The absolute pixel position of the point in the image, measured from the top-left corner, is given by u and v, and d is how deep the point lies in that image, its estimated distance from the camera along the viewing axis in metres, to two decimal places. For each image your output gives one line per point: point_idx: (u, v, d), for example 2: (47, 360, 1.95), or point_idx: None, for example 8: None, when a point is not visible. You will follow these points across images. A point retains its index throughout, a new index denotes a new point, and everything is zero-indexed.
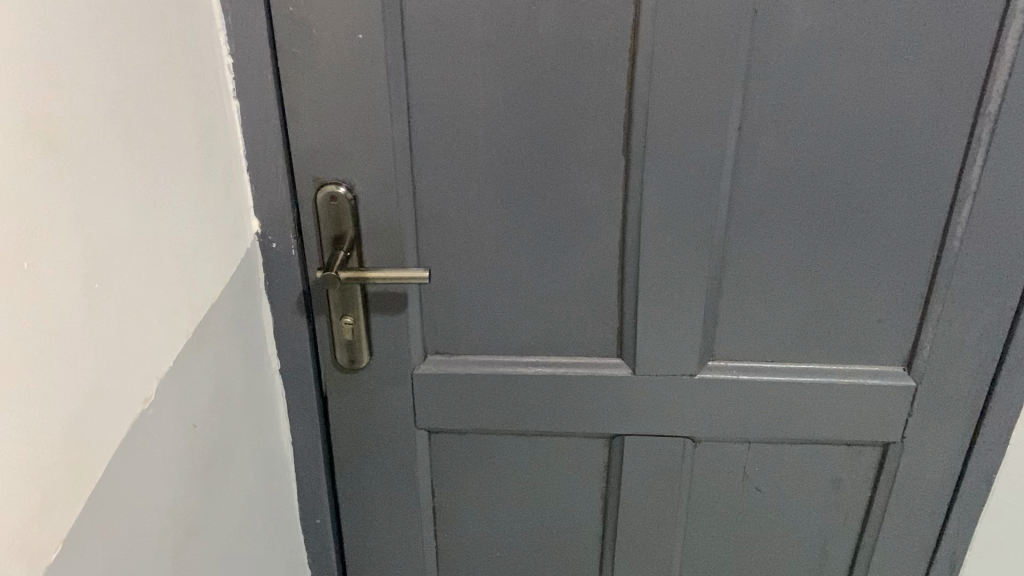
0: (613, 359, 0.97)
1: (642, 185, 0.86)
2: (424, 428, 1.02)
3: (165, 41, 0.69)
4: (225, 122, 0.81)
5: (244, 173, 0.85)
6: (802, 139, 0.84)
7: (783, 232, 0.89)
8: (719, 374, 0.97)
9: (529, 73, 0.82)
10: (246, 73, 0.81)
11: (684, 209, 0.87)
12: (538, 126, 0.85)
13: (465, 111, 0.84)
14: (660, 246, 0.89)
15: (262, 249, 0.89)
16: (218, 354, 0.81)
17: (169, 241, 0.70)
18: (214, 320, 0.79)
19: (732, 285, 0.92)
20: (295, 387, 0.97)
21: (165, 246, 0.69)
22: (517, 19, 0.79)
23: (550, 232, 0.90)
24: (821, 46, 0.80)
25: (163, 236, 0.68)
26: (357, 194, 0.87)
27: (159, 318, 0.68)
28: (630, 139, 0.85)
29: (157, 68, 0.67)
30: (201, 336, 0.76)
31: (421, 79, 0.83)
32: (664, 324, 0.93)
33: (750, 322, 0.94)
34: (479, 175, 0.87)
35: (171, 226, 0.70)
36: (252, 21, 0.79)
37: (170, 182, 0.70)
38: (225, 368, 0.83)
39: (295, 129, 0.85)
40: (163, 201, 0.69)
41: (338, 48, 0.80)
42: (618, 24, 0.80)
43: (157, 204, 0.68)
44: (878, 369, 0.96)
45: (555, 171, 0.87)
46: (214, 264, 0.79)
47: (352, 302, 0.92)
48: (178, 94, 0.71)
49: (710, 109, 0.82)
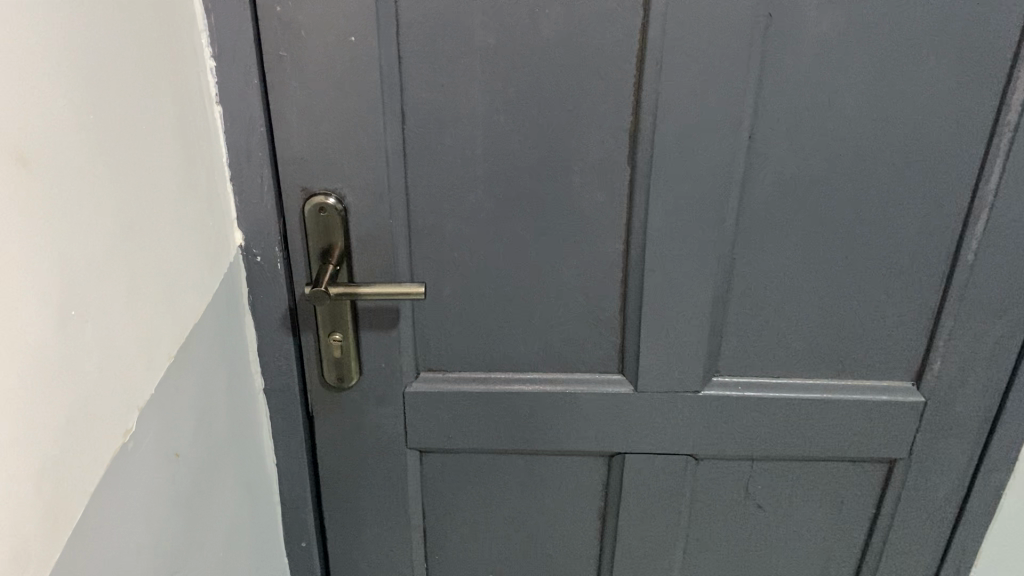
0: (614, 376, 0.93)
1: (648, 196, 0.83)
2: (415, 449, 0.97)
3: (144, 49, 0.64)
4: (207, 130, 0.76)
5: (228, 183, 0.80)
6: (814, 148, 0.81)
7: (791, 244, 0.86)
8: (724, 391, 0.93)
9: (532, 79, 0.78)
10: (230, 78, 0.76)
11: (690, 221, 0.84)
12: (539, 134, 0.80)
13: (463, 119, 0.80)
14: (665, 257, 0.85)
15: (246, 263, 0.84)
16: (201, 377, 0.76)
17: (150, 263, 0.65)
18: (196, 341, 0.75)
19: (739, 298, 0.89)
20: (281, 407, 0.92)
21: (145, 264, 0.64)
22: (518, 23, 0.75)
23: (549, 243, 0.86)
24: (837, 53, 0.76)
25: (143, 258, 0.64)
26: (348, 206, 0.82)
27: (139, 341, 0.63)
28: (636, 148, 0.81)
29: (136, 78, 0.63)
30: (183, 358, 0.72)
31: (416, 85, 0.78)
32: (668, 339, 0.90)
33: (756, 338, 0.91)
34: (476, 185, 0.83)
35: (152, 243, 0.65)
36: (237, 22, 0.74)
37: (150, 198, 0.65)
38: (210, 390, 0.78)
39: (281, 136, 0.79)
40: (143, 217, 0.64)
41: (330, 51, 0.75)
42: (626, 28, 0.75)
43: (137, 221, 0.63)
44: (887, 386, 0.93)
45: (557, 181, 0.83)
46: (197, 281, 0.74)
47: (341, 319, 0.87)
48: (159, 104, 0.67)
49: (720, 118, 0.78)
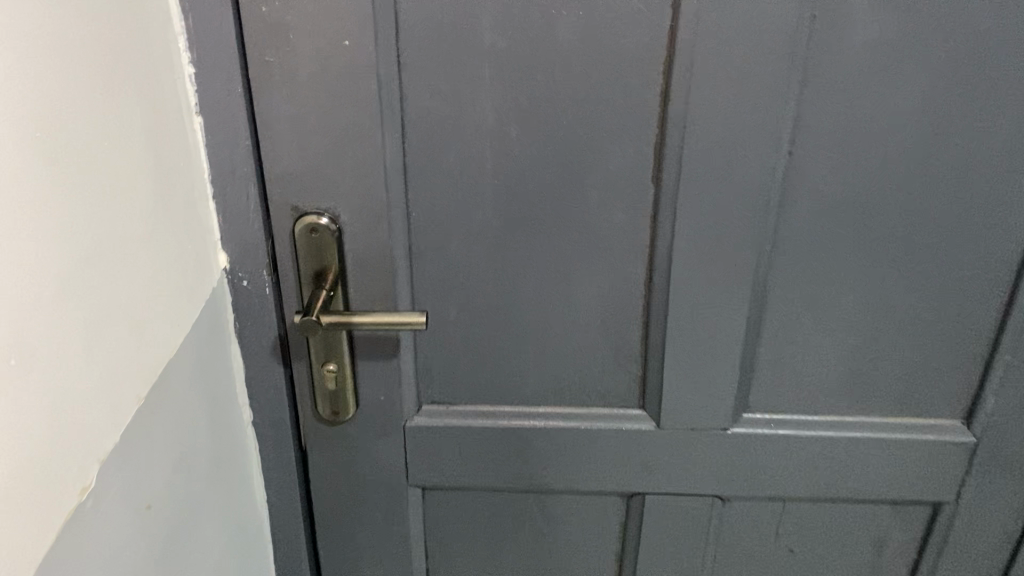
0: (634, 411, 0.86)
1: (674, 217, 0.75)
2: (417, 486, 0.89)
3: (108, 55, 0.56)
4: (186, 144, 0.68)
5: (210, 200, 0.73)
6: (859, 165, 0.73)
7: (832, 270, 0.78)
8: (755, 429, 0.85)
9: (547, 89, 0.70)
10: (212, 87, 0.68)
11: (720, 244, 0.76)
12: (554, 148, 0.72)
13: (470, 133, 0.72)
14: (692, 283, 0.78)
15: (232, 288, 0.77)
16: (178, 415, 0.69)
17: (113, 297, 0.58)
18: (173, 378, 0.67)
19: (773, 328, 0.81)
20: (272, 441, 0.85)
21: (107, 298, 0.57)
22: (532, 26, 0.67)
23: (564, 266, 0.78)
24: (888, 60, 0.68)
25: (105, 291, 0.56)
26: (342, 226, 0.75)
27: (99, 386, 0.56)
28: (661, 165, 0.73)
29: (97, 89, 0.55)
30: (156, 397, 0.64)
31: (418, 95, 0.70)
32: (694, 371, 0.82)
33: (791, 371, 0.83)
34: (484, 204, 0.75)
35: (117, 274, 0.58)
36: (217, 24, 0.66)
37: (114, 224, 0.58)
38: (190, 431, 0.71)
39: (268, 150, 0.71)
40: (105, 245, 0.56)
41: (322, 57, 0.67)
42: (653, 32, 0.67)
43: (98, 250, 0.56)
44: (934, 424, 0.85)
45: (574, 200, 0.75)
46: (173, 313, 0.66)
47: (336, 349, 0.79)
48: (126, 115, 0.59)
49: (756, 132, 0.70)
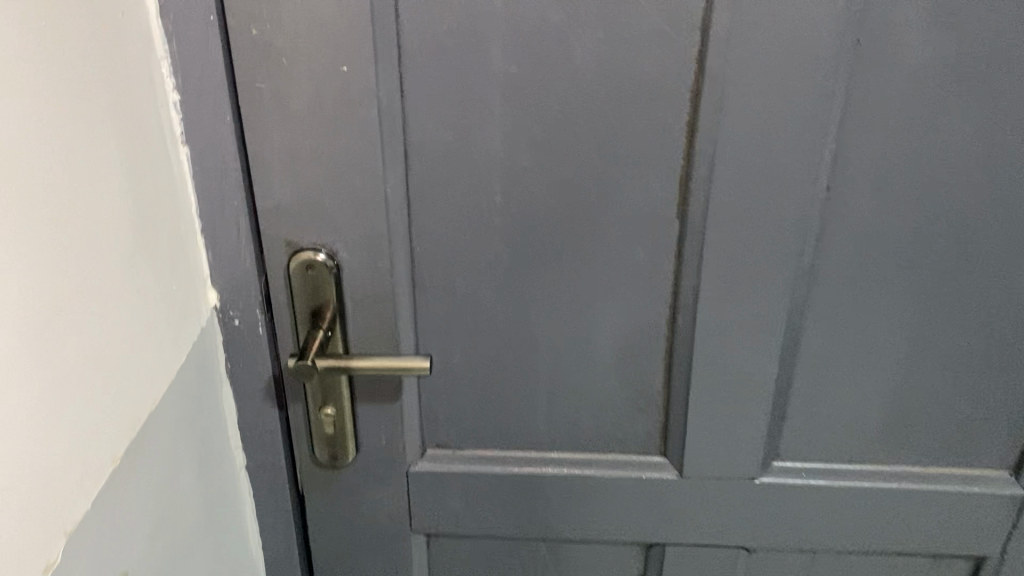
0: (655, 458, 0.80)
1: (700, 254, 0.69)
2: (422, 533, 0.84)
3: (80, 86, 0.51)
4: (170, 176, 0.63)
5: (199, 235, 0.67)
6: (903, 201, 0.67)
7: (872, 312, 0.72)
8: (785, 478, 0.79)
9: (563, 117, 0.64)
10: (199, 115, 0.63)
11: (750, 284, 0.70)
12: (570, 181, 0.67)
13: (479, 164, 0.66)
14: (719, 325, 0.72)
15: (223, 326, 0.72)
16: (161, 471, 0.63)
17: (85, 350, 0.52)
18: (155, 430, 0.62)
19: (807, 373, 0.75)
20: (266, 487, 0.80)
21: (76, 354, 0.51)
22: (547, 50, 0.61)
23: (580, 306, 0.72)
24: (937, 88, 0.62)
25: (75, 344, 0.51)
26: (341, 263, 0.69)
27: (66, 451, 0.51)
28: (687, 199, 0.67)
29: (67, 124, 0.50)
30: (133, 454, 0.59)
31: (423, 123, 0.64)
32: (720, 417, 0.76)
33: (826, 417, 0.77)
34: (494, 240, 0.69)
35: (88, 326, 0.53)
36: (204, 47, 0.60)
37: (85, 270, 0.52)
38: (177, 485, 0.65)
39: (261, 182, 0.66)
40: (75, 295, 0.51)
41: (318, 83, 0.62)
42: (679, 56, 0.61)
43: (67, 302, 0.50)
44: (980, 476, 0.79)
45: (591, 235, 0.69)
46: (154, 360, 0.61)
47: (334, 392, 0.74)
48: (101, 151, 0.54)
49: (791, 165, 0.65)
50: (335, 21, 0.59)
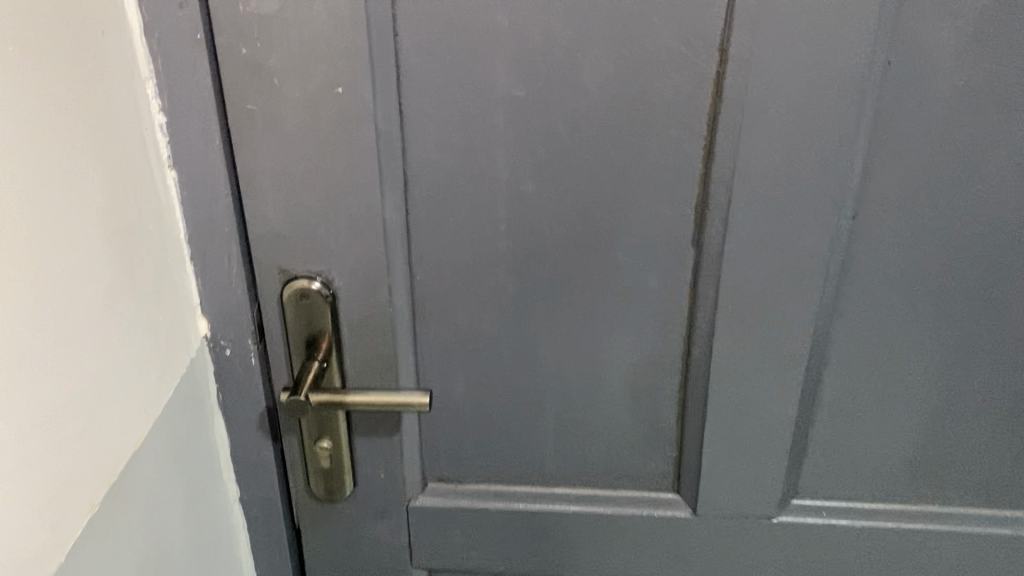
0: (668, 496, 0.76)
1: (716, 285, 0.65)
2: (423, 568, 0.81)
3: (53, 112, 0.47)
4: (155, 201, 0.59)
5: (187, 262, 0.64)
6: (933, 230, 0.63)
7: (900, 349, 0.68)
8: (804, 517, 0.76)
9: (571, 140, 0.60)
10: (186, 137, 0.59)
11: (769, 315, 0.66)
12: (578, 208, 0.63)
13: (483, 190, 0.62)
14: (736, 358, 0.68)
15: (214, 356, 0.68)
16: (147, 513, 0.60)
17: (61, 392, 0.49)
18: (140, 473, 0.58)
19: (829, 409, 0.71)
20: (260, 520, 0.76)
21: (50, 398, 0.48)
22: (555, 70, 0.58)
23: (588, 337, 0.69)
24: (972, 113, 0.58)
25: (49, 391, 0.48)
26: (337, 291, 0.66)
27: (39, 503, 0.47)
28: (703, 226, 0.63)
29: (38, 155, 0.46)
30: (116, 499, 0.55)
31: (423, 147, 0.61)
32: (737, 453, 0.73)
33: (847, 455, 0.74)
34: (498, 269, 0.66)
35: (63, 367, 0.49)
36: (191, 67, 0.57)
37: (61, 307, 0.49)
38: (165, 526, 0.62)
39: (253, 207, 0.62)
40: (49, 336, 0.47)
41: (311, 104, 0.58)
42: (696, 77, 0.58)
43: (39, 343, 0.47)
44: (1008, 517, 0.76)
45: (601, 264, 0.65)
46: (137, 397, 0.58)
47: (330, 425, 0.71)
48: (78, 180, 0.50)
49: (814, 192, 0.61)
50: (330, 40, 0.56)
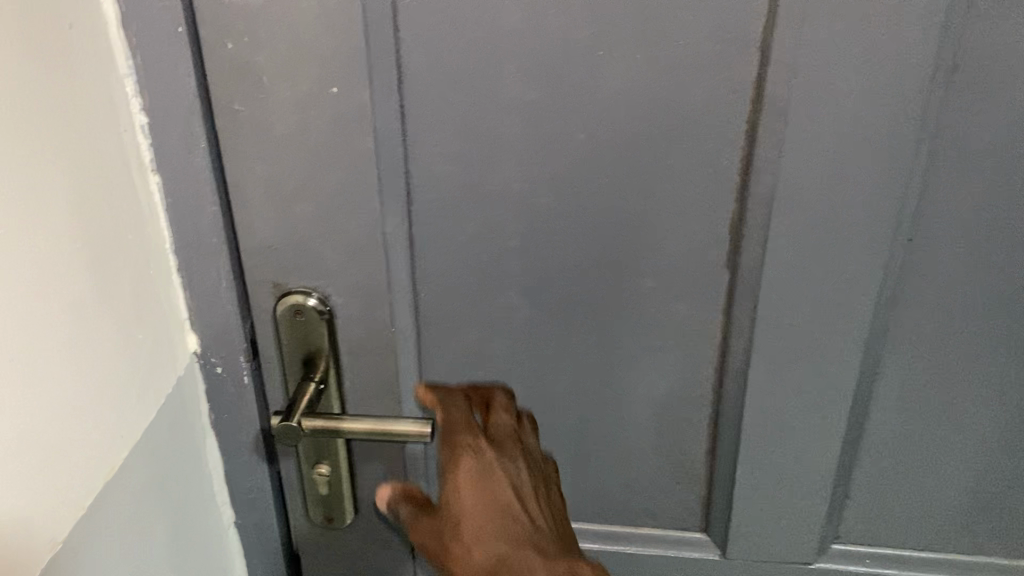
0: (695, 536, 0.71)
1: (753, 312, 0.58)
2: None
3: (5, 96, 0.41)
4: (137, 210, 0.54)
5: (175, 275, 0.58)
6: (999, 257, 0.56)
7: (957, 394, 0.61)
8: (845, 563, 0.71)
9: (592, 151, 0.54)
10: (170, 140, 0.54)
11: (812, 347, 0.59)
12: (599, 224, 0.57)
13: (493, 203, 0.57)
14: (773, 391, 0.61)
15: (204, 377, 0.63)
16: (133, 550, 0.54)
17: (28, 426, 0.43)
18: (123, 508, 0.53)
19: (875, 454, 0.65)
20: (257, 548, 0.71)
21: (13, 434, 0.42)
22: (574, 72, 0.51)
23: (610, 364, 0.63)
24: None
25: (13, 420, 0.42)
26: (334, 308, 0.60)
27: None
28: (738, 248, 0.57)
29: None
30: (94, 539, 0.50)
31: (427, 155, 0.55)
32: (772, 495, 0.66)
33: (894, 503, 0.67)
34: (510, 289, 0.60)
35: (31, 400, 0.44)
36: (172, 64, 0.51)
37: (29, 335, 0.43)
38: (152, 563, 0.57)
39: (243, 217, 0.57)
40: (11, 365, 0.42)
41: (304, 107, 0.53)
42: (733, 81, 0.51)
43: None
44: None
45: (624, 286, 0.59)
46: (114, 422, 0.51)
47: (328, 449, 0.66)
48: (41, 180, 0.44)
49: (866, 213, 0.54)
50: (323, 36, 0.50)
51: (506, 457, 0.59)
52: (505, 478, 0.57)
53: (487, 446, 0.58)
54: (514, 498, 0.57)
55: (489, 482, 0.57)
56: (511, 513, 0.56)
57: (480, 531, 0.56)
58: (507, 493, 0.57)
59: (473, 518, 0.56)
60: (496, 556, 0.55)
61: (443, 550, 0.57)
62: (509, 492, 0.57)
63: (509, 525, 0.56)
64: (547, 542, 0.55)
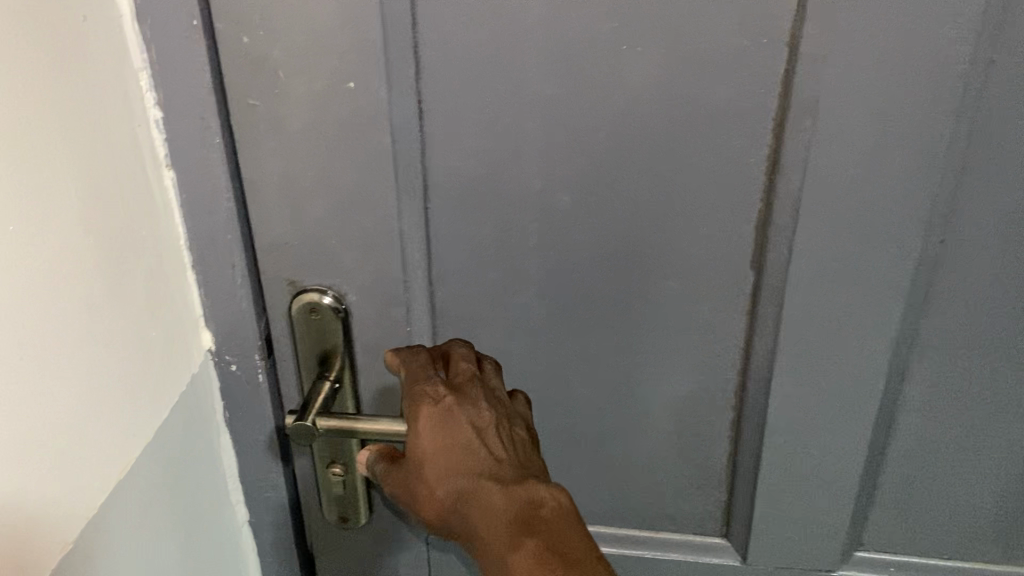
0: (715, 540, 0.70)
1: (778, 314, 0.57)
2: None
3: (16, 89, 0.40)
4: (151, 206, 0.53)
5: (189, 272, 0.57)
6: None
7: (986, 401, 0.60)
8: (869, 572, 0.69)
9: (614, 148, 0.53)
10: (184, 135, 0.53)
11: (838, 350, 0.58)
12: (621, 223, 0.55)
13: (512, 201, 0.55)
14: (798, 395, 0.60)
15: (218, 375, 0.62)
16: (146, 551, 0.53)
17: (40, 427, 0.42)
18: (136, 509, 0.52)
19: (901, 460, 0.63)
20: (272, 548, 0.71)
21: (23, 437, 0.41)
22: (597, 68, 0.50)
23: (630, 365, 0.61)
24: None
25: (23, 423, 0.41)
26: (349, 306, 0.60)
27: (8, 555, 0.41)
28: (763, 249, 0.55)
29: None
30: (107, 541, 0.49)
31: (445, 152, 0.54)
32: (796, 501, 0.65)
33: (920, 511, 0.66)
34: (529, 288, 0.59)
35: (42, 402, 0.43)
36: (186, 58, 0.50)
37: (39, 335, 0.42)
38: (165, 563, 0.56)
39: (259, 213, 0.56)
40: (21, 366, 0.41)
41: (320, 101, 0.52)
42: (760, 78, 0.50)
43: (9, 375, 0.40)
44: None
45: (646, 287, 0.58)
46: (127, 422, 0.51)
47: (344, 449, 0.65)
48: (52, 176, 0.43)
49: (896, 213, 0.52)
50: (340, 30, 0.49)
51: (465, 396, 0.54)
52: (464, 417, 0.53)
53: (444, 387, 0.54)
54: (475, 434, 0.53)
55: (449, 422, 0.53)
56: (472, 450, 0.52)
57: (444, 472, 0.52)
58: (469, 432, 0.53)
59: (435, 460, 0.53)
60: (459, 493, 0.52)
61: (413, 496, 0.54)
62: (470, 430, 0.53)
63: (470, 461, 0.52)
64: (510, 474, 0.52)
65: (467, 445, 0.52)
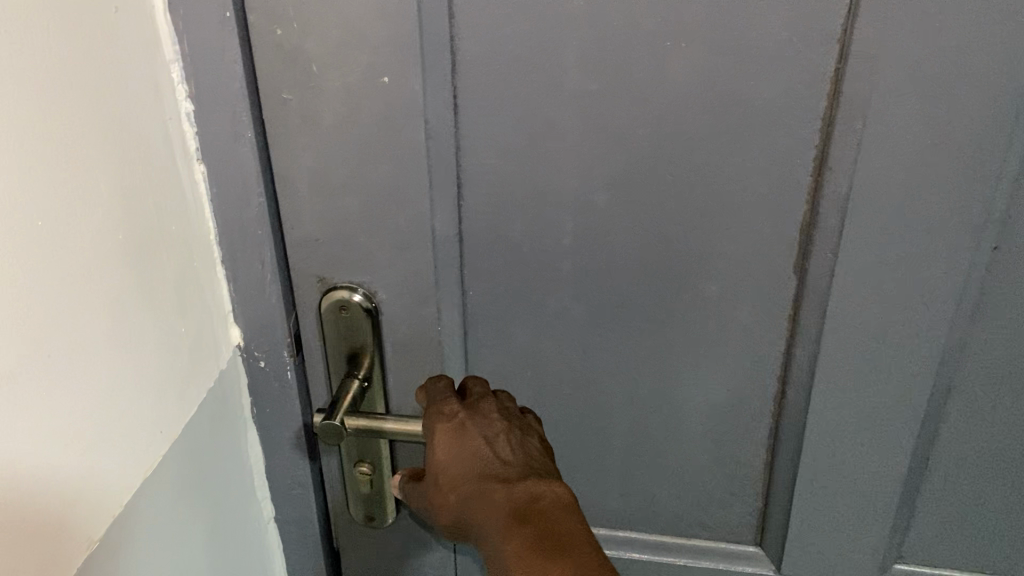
0: (748, 548, 0.68)
1: (820, 319, 0.55)
2: None
3: (46, 80, 0.39)
4: (182, 200, 0.52)
5: (219, 266, 0.57)
6: None
7: None
8: None
9: (655, 146, 0.51)
10: (215, 129, 0.52)
11: (882, 358, 0.56)
12: (659, 223, 0.54)
13: (547, 198, 0.54)
14: (838, 403, 0.58)
15: (246, 370, 0.61)
16: (172, 548, 0.53)
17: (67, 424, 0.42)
18: (163, 505, 0.51)
19: (944, 472, 0.61)
20: (298, 544, 0.70)
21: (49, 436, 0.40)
22: (639, 64, 0.49)
23: (665, 368, 0.60)
24: None
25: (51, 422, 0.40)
26: (379, 303, 0.59)
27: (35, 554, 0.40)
28: (806, 251, 0.54)
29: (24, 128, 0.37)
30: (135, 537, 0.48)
31: (480, 148, 0.53)
32: (832, 510, 0.63)
33: (963, 523, 0.63)
34: (563, 288, 0.57)
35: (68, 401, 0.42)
36: (218, 51, 0.49)
37: (67, 333, 0.41)
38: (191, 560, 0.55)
39: (290, 208, 0.56)
40: (47, 364, 0.40)
41: (354, 95, 0.51)
42: (809, 75, 0.48)
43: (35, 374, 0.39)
44: None
45: (683, 289, 0.56)
46: (154, 419, 0.50)
47: (371, 448, 0.65)
48: (82, 169, 0.42)
49: (947, 217, 0.50)
50: (375, 23, 0.48)
51: (478, 412, 0.54)
52: (474, 430, 0.52)
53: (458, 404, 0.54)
54: (483, 441, 0.52)
55: (459, 433, 0.52)
56: (480, 458, 0.51)
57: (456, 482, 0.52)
58: (478, 442, 0.52)
59: (448, 471, 0.52)
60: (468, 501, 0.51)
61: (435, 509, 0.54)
62: (478, 439, 0.52)
63: (478, 468, 0.51)
64: (514, 473, 0.50)
65: (474, 452, 0.51)
